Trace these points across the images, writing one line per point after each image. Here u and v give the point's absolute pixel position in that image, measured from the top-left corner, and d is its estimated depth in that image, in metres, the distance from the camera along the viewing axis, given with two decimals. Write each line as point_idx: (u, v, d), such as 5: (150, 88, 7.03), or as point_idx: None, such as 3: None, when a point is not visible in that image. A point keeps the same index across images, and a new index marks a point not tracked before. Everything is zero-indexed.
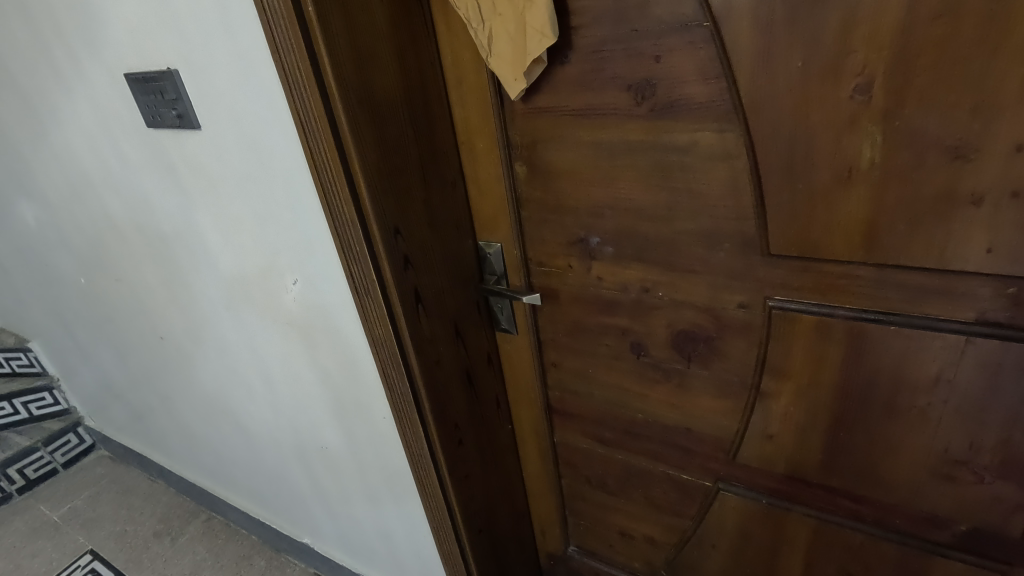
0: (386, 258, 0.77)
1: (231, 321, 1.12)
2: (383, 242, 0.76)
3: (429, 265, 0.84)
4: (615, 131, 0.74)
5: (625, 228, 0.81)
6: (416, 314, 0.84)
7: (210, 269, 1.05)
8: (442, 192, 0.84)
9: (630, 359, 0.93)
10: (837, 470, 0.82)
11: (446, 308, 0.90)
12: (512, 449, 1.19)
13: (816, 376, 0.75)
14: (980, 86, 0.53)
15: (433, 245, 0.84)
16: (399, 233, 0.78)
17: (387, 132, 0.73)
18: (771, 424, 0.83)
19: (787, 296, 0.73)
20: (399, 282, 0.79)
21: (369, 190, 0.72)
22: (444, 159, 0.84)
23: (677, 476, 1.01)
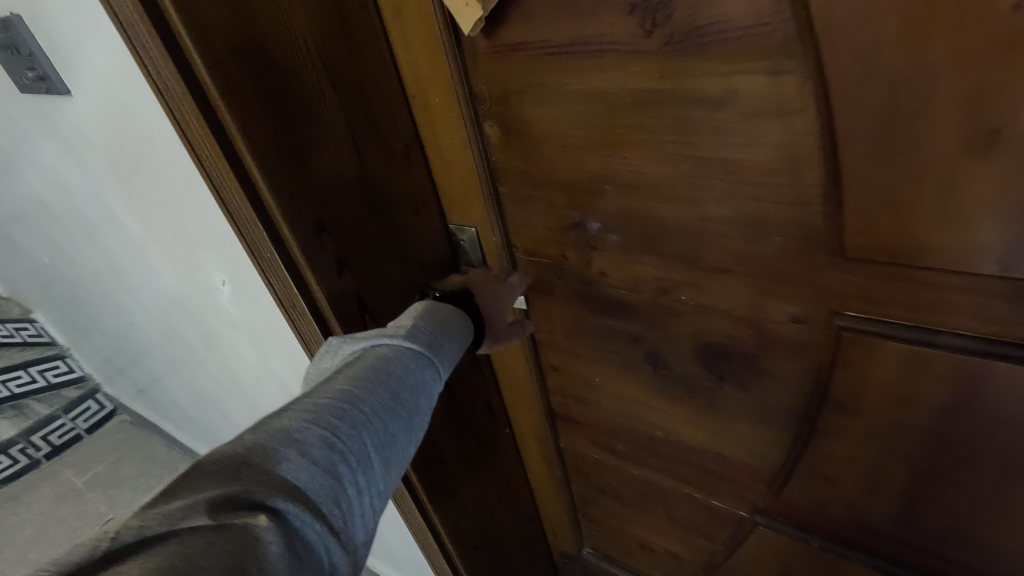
0: (309, 267, 0.57)
1: (180, 315, 0.96)
2: (300, 243, 0.56)
3: (378, 266, 0.65)
4: (615, 76, 0.50)
5: (632, 211, 0.58)
6: (365, 330, 0.66)
7: (143, 259, 0.88)
8: (389, 168, 0.64)
9: (645, 371, 0.73)
10: (917, 525, 0.61)
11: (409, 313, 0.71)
12: (512, 451, 1.03)
13: (899, 416, 0.54)
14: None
15: (379, 237, 0.64)
16: (325, 232, 0.58)
17: (288, 95, 0.52)
18: (828, 465, 0.63)
19: (864, 312, 0.51)
20: (334, 294, 0.61)
21: (266, 176, 0.52)
22: (388, 124, 0.62)
23: (705, 499, 0.83)
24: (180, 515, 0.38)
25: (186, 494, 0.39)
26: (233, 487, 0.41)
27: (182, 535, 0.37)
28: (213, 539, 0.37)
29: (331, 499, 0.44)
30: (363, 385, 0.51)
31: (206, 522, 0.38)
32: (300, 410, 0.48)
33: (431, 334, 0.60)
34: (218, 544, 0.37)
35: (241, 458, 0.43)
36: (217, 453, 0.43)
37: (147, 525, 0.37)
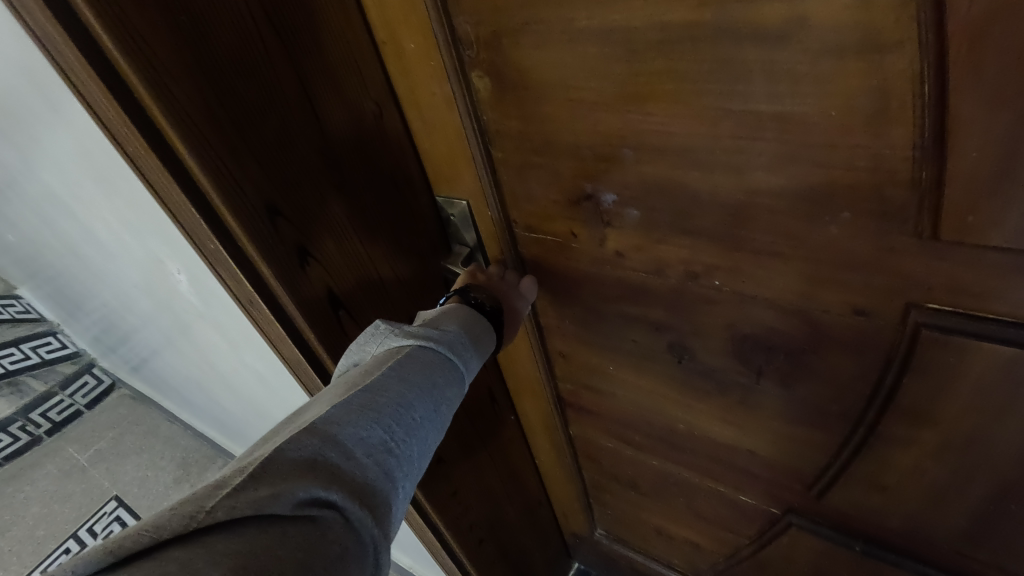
0: (267, 264, 0.47)
1: (144, 297, 0.87)
2: (250, 231, 0.45)
3: (356, 254, 0.56)
4: (638, 5, 0.38)
5: (658, 182, 0.47)
6: (341, 327, 0.56)
7: (93, 240, 0.77)
8: (360, 135, 0.53)
9: (669, 362, 0.63)
10: (988, 543, 0.53)
11: (392, 303, 0.62)
12: (517, 437, 0.95)
13: (984, 427, 0.45)
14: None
15: (347, 218, 0.54)
16: (287, 223, 0.48)
17: (218, 49, 0.40)
18: (884, 473, 0.54)
19: (950, 306, 0.40)
20: (300, 292, 0.51)
21: (197, 149, 0.41)
22: (353, 81, 0.51)
23: (732, 495, 0.75)
24: (265, 501, 0.33)
25: (264, 482, 0.34)
26: (310, 480, 0.35)
27: (261, 521, 0.32)
28: (289, 534, 0.33)
29: (389, 509, 0.39)
30: (418, 387, 0.46)
31: (284, 512, 0.33)
32: (360, 403, 0.42)
33: (470, 343, 0.55)
34: (293, 543, 0.32)
35: (312, 450, 0.37)
36: (289, 440, 0.37)
37: (237, 506, 0.32)
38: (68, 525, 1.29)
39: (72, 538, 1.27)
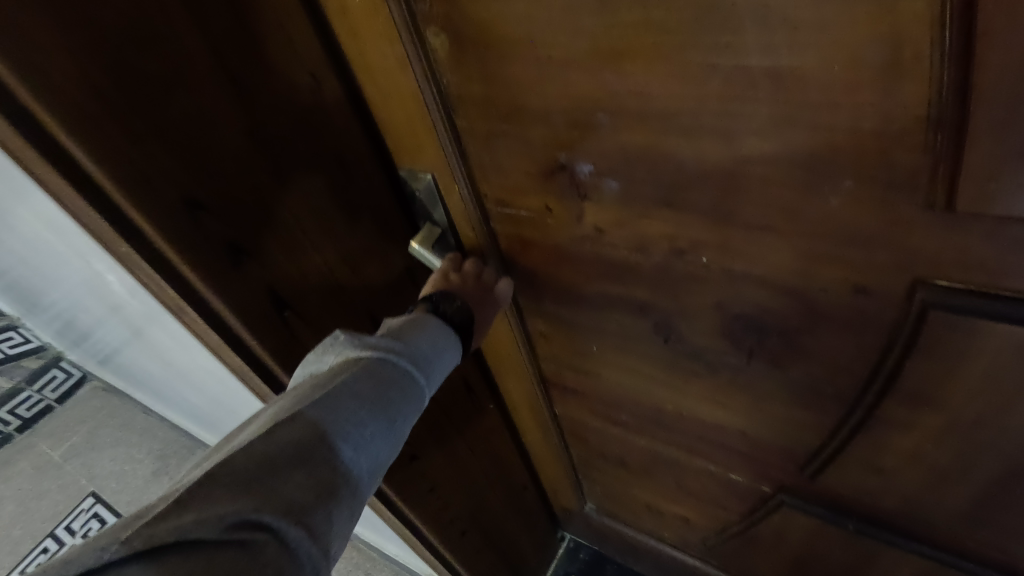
0: (193, 268, 0.42)
1: (85, 295, 0.82)
2: (169, 229, 0.40)
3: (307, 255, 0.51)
4: None
5: (638, 151, 0.42)
6: (291, 330, 0.52)
7: (23, 240, 0.73)
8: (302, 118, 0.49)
9: (653, 344, 0.59)
10: (988, 524, 0.50)
11: (349, 302, 0.58)
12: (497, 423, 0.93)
13: (992, 410, 0.41)
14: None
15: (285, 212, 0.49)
16: (213, 219, 0.43)
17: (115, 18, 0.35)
18: (882, 456, 0.51)
19: (961, 283, 0.37)
20: (236, 295, 0.46)
21: (90, 138, 0.35)
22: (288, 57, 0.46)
23: (723, 474, 0.72)
24: (189, 527, 0.30)
25: (190, 507, 0.32)
26: (239, 501, 0.33)
27: (183, 550, 0.30)
28: (216, 561, 0.30)
29: (336, 528, 0.36)
30: (373, 401, 0.43)
31: (211, 536, 0.31)
32: (307, 415, 0.39)
33: (433, 352, 0.51)
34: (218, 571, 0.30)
35: (247, 469, 0.34)
36: (222, 459, 0.35)
37: (156, 535, 0.30)
38: (45, 524, 1.27)
39: (49, 537, 1.25)
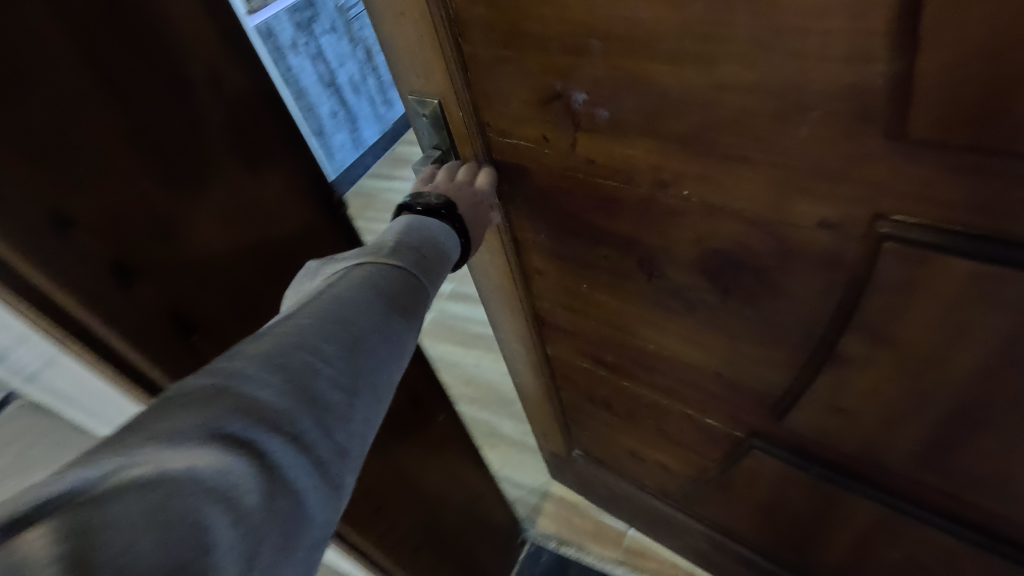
0: (79, 298, 0.46)
1: None
2: (57, 264, 0.44)
3: (215, 270, 0.57)
4: None
5: (628, 77, 0.44)
6: (194, 353, 0.57)
7: None
8: (216, 120, 0.54)
9: (638, 280, 0.62)
10: (938, 466, 0.53)
11: (256, 315, 0.62)
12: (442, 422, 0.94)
13: (945, 344, 0.44)
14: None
15: (185, 232, 0.53)
16: (98, 239, 0.47)
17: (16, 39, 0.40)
18: (842, 395, 0.54)
19: (919, 218, 0.39)
20: (131, 319, 0.50)
21: None
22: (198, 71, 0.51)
23: (699, 418, 0.76)
24: (163, 436, 0.30)
25: (164, 420, 0.31)
26: (214, 410, 0.32)
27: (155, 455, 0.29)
28: (191, 471, 0.29)
29: (331, 429, 0.36)
30: (359, 303, 0.42)
31: (184, 445, 0.30)
32: (289, 328, 0.39)
33: (425, 255, 0.50)
34: (192, 472, 0.29)
35: (225, 380, 0.34)
36: (200, 375, 0.35)
37: (125, 445, 0.30)
38: None
39: None
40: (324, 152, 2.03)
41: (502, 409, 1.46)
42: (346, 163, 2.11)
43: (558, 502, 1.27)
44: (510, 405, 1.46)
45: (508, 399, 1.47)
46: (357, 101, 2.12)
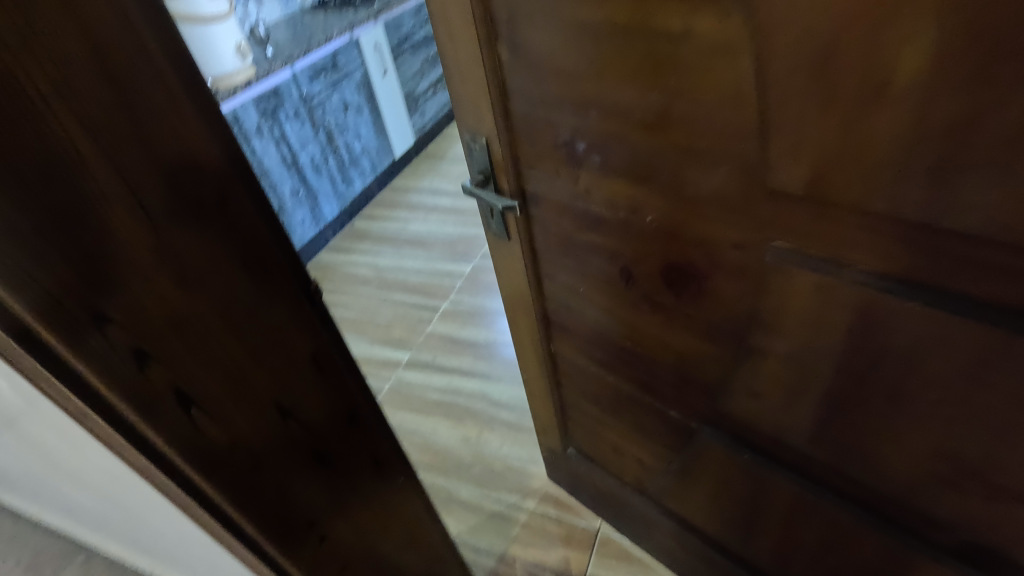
0: (94, 373, 0.48)
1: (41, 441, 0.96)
2: (63, 338, 0.46)
3: (208, 340, 0.56)
4: (598, 5, 0.57)
5: (612, 133, 0.66)
6: (193, 423, 0.58)
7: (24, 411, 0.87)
8: (177, 194, 0.49)
9: (619, 285, 0.83)
10: (827, 445, 0.70)
11: (249, 394, 0.62)
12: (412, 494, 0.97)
13: (813, 341, 0.62)
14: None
15: (141, 327, 0.50)
16: (120, 329, 0.49)
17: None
18: (758, 382, 0.72)
19: (789, 245, 0.57)
20: (129, 391, 0.51)
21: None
22: (173, 143, 0.47)
23: (664, 410, 0.94)
24: None
25: None
26: None
27: None
28: None
29: None
30: None
31: None
32: None
33: None
34: None
35: None
36: None
37: None
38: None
39: None
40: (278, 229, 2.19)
41: (460, 474, 1.56)
42: (305, 239, 2.31)
43: (528, 563, 1.36)
44: (467, 470, 1.57)
45: (464, 464, 1.58)
46: (318, 180, 2.31)
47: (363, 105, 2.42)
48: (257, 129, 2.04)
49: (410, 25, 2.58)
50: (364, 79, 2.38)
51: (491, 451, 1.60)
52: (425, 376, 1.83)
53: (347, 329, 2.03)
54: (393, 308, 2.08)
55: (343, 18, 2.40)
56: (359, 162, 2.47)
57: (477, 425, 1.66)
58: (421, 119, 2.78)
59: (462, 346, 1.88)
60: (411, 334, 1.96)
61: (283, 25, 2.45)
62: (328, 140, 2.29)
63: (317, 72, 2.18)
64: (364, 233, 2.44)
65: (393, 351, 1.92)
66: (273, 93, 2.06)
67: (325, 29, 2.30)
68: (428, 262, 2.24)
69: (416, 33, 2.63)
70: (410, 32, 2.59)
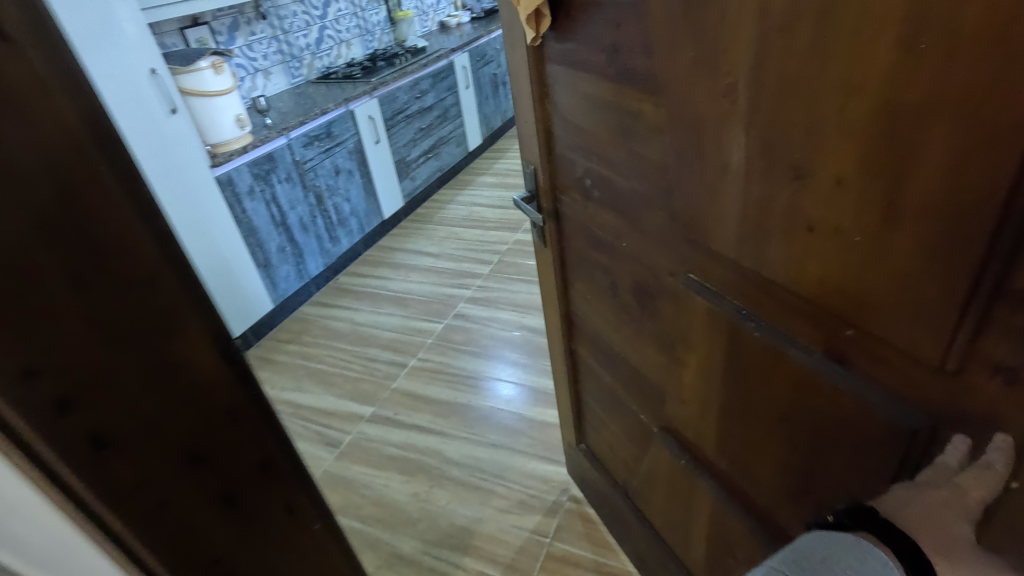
0: (14, 408, 0.60)
1: None
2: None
3: (124, 394, 0.68)
4: (596, 85, 0.82)
5: (604, 176, 0.90)
6: (102, 462, 0.68)
7: None
8: (99, 271, 0.62)
9: (609, 296, 1.04)
10: (727, 454, 0.85)
11: (162, 436, 0.73)
12: (321, 539, 1.06)
13: (710, 356, 0.79)
14: (848, 80, 0.45)
15: (53, 374, 0.62)
16: (42, 378, 0.61)
17: None
18: (685, 389, 0.89)
19: (695, 277, 0.76)
20: (47, 427, 0.63)
21: None
22: (96, 225, 0.61)
23: (637, 413, 1.12)
24: None
25: None
26: None
27: None
28: None
29: None
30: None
31: None
32: None
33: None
34: None
35: None
36: None
37: None
38: None
39: None
40: (268, 281, 2.46)
41: (405, 530, 1.62)
42: (289, 291, 2.59)
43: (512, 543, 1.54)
44: (412, 526, 1.63)
45: (410, 520, 1.65)
46: (305, 240, 2.60)
47: (355, 170, 2.79)
48: (250, 192, 2.30)
49: (403, 97, 3.04)
50: (353, 148, 2.75)
51: (437, 507, 1.67)
52: (385, 432, 1.94)
53: (319, 379, 2.20)
54: (361, 365, 2.25)
55: (337, 93, 2.79)
56: (343, 222, 2.80)
57: (427, 480, 1.75)
58: (413, 183, 3.28)
59: (426, 404, 2.01)
60: (377, 390, 2.10)
61: (284, 100, 2.85)
62: (316, 201, 2.61)
63: (312, 140, 2.50)
64: (346, 290, 2.74)
65: (358, 406, 2.05)
66: (268, 158, 2.34)
67: (327, 100, 2.68)
68: (402, 319, 2.48)
69: (409, 106, 3.11)
70: (403, 105, 3.06)
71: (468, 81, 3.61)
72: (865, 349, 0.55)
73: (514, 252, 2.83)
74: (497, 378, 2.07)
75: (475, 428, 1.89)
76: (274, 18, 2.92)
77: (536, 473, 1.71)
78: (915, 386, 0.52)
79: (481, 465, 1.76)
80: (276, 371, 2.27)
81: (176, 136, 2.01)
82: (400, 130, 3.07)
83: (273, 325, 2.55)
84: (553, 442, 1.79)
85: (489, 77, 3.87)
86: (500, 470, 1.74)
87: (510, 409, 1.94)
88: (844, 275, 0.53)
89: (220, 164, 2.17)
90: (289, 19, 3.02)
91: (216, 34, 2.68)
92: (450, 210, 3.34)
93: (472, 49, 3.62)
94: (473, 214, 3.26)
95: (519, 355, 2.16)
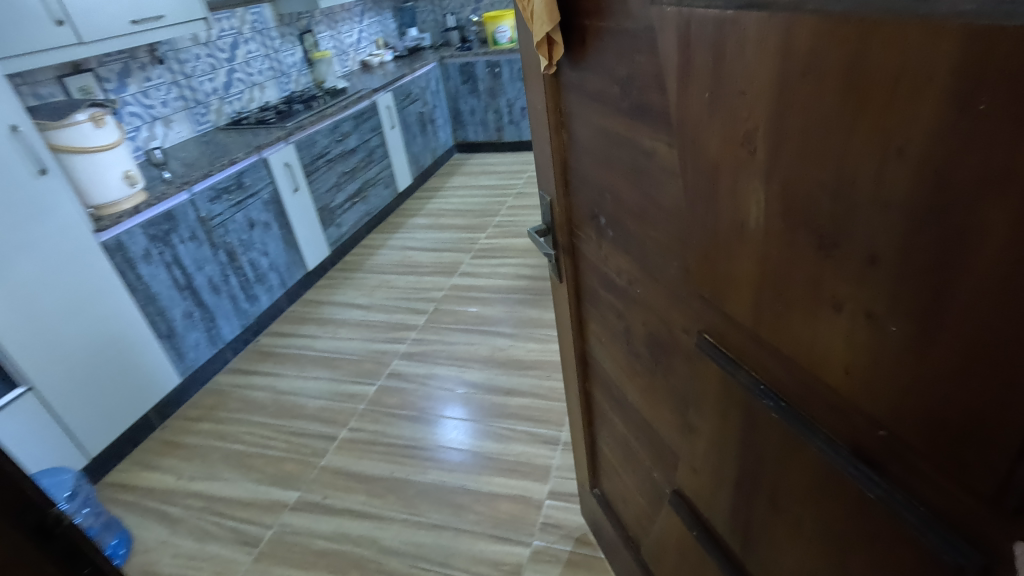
0: None
1: None
2: None
3: None
4: (610, 118, 0.74)
5: (618, 216, 0.82)
6: None
7: None
8: None
9: (622, 343, 0.96)
10: (739, 535, 0.75)
11: None
12: None
13: (724, 427, 0.70)
14: (885, 139, 0.37)
15: None
16: None
17: None
18: (696, 457, 0.80)
19: (708, 338, 0.67)
20: None
21: None
22: None
23: (649, 469, 1.02)
24: None
25: None
26: None
27: None
28: None
29: None
30: None
31: None
32: None
33: None
34: None
35: None
36: None
37: None
38: None
39: None
40: (175, 352, 2.34)
41: None
42: (202, 358, 2.47)
43: None
44: None
45: None
46: (216, 300, 2.52)
47: (271, 222, 2.78)
48: (146, 254, 2.19)
49: (323, 141, 3.09)
50: (268, 198, 2.75)
51: None
52: (310, 521, 1.81)
53: (236, 462, 2.07)
54: (285, 441, 2.14)
55: (248, 140, 2.78)
56: (261, 277, 2.75)
57: None
58: (339, 230, 3.29)
59: (360, 484, 1.91)
60: (302, 471, 1.99)
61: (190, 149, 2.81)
62: (228, 258, 2.54)
63: (220, 193, 2.47)
64: (267, 353, 2.65)
65: (279, 492, 1.93)
66: (167, 217, 2.26)
67: (240, 147, 2.68)
68: (328, 383, 2.40)
69: (330, 149, 3.16)
70: (323, 148, 3.10)
71: (393, 120, 3.75)
72: (900, 458, 0.45)
73: (448, 298, 2.83)
74: (439, 445, 2.01)
75: (416, 507, 1.79)
76: (172, 63, 2.85)
77: (485, 557, 1.61)
78: (960, 509, 0.42)
79: (424, 553, 1.65)
80: (185, 458, 2.13)
81: (50, 197, 1.87)
82: (320, 176, 3.10)
83: (181, 402, 2.41)
84: (502, 517, 1.72)
85: (415, 115, 4.03)
86: (445, 556, 1.63)
87: (459, 482, 1.85)
88: (875, 367, 0.44)
89: (107, 228, 2.05)
90: (191, 63, 2.96)
91: (105, 82, 2.56)
92: (379, 256, 3.34)
93: (394, 88, 3.76)
94: (404, 258, 3.27)
95: (456, 414, 2.13)
